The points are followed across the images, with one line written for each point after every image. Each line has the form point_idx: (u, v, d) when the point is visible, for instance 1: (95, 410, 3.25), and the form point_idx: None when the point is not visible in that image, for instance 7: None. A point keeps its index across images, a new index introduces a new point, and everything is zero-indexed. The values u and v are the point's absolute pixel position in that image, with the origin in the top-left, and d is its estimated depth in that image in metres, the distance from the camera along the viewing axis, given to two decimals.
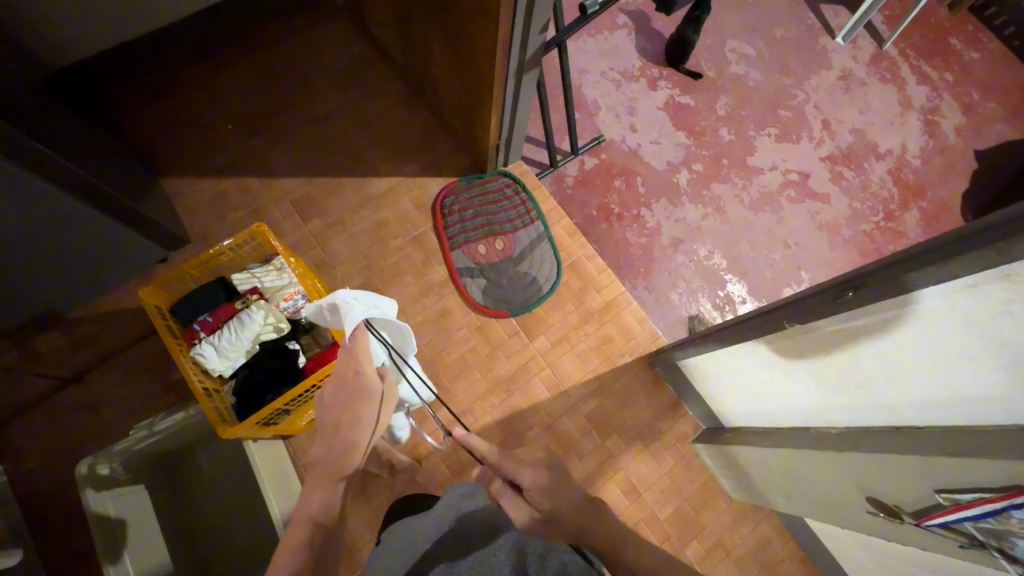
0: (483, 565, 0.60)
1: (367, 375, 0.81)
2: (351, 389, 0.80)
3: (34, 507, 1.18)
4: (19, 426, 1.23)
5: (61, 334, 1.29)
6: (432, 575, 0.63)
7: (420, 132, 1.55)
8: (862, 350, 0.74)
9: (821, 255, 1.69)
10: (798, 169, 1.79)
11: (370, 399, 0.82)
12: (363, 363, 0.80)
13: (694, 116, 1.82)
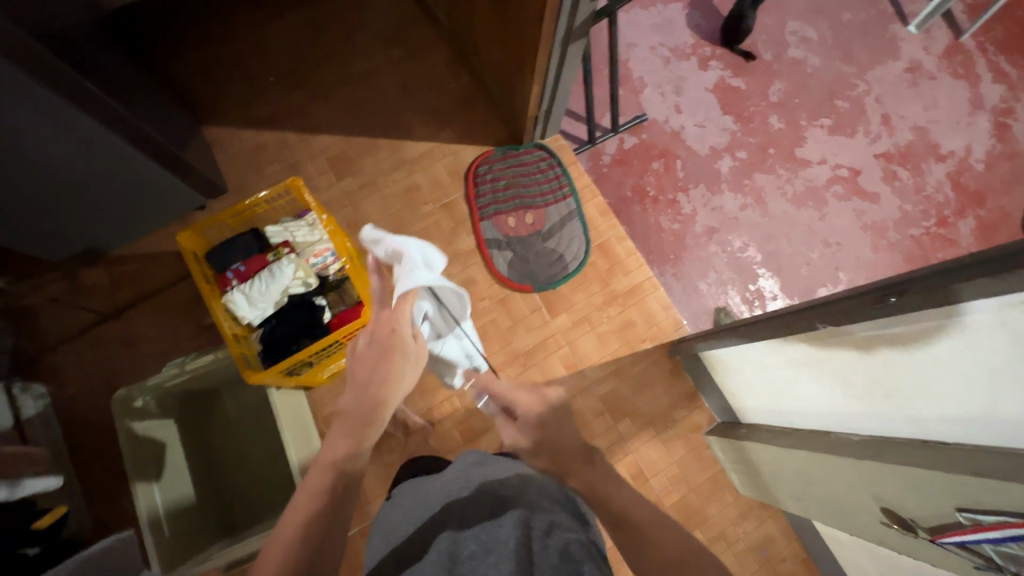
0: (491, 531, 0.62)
1: (405, 333, 0.81)
2: (388, 345, 0.79)
3: (73, 430, 1.26)
4: (62, 353, 1.30)
5: (103, 270, 1.35)
6: (440, 533, 0.65)
7: (459, 97, 1.53)
8: (897, 359, 0.71)
9: (863, 256, 1.62)
10: (849, 165, 1.70)
11: (405, 357, 0.80)
12: (404, 320, 0.81)
13: (744, 100, 1.74)
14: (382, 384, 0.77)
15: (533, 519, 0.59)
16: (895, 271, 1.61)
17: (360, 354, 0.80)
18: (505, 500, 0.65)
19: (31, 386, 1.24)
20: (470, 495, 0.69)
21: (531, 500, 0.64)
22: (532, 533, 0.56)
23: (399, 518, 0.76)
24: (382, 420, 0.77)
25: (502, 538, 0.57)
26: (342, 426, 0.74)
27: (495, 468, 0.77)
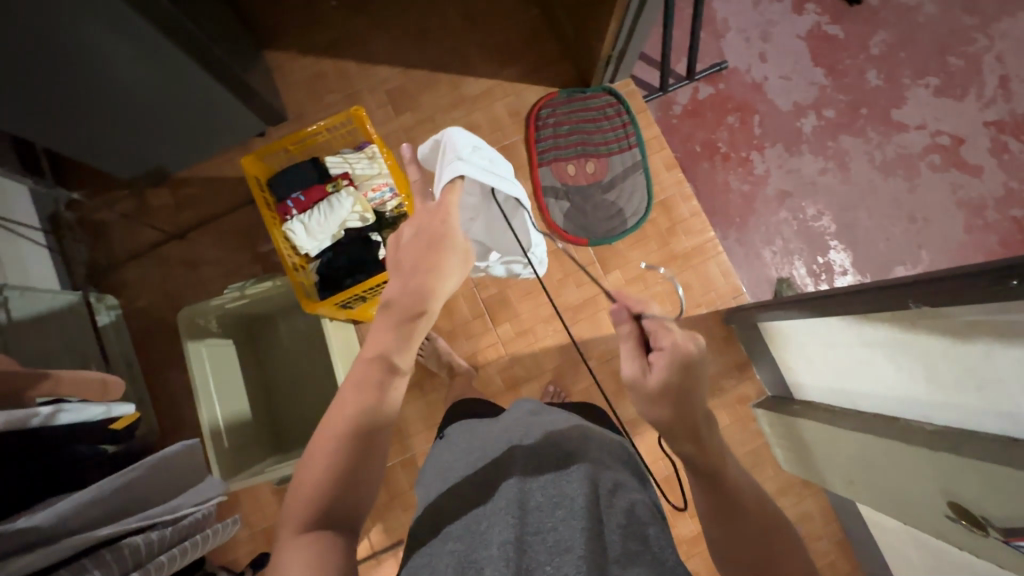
0: (559, 489, 0.62)
1: (457, 228, 0.76)
2: (437, 235, 0.74)
3: (141, 341, 1.34)
4: (131, 268, 1.36)
5: (169, 191, 1.39)
6: (504, 483, 0.66)
7: (526, 32, 1.43)
8: (1000, 351, 0.65)
9: (951, 236, 1.48)
10: (951, 132, 1.52)
11: (453, 249, 0.75)
12: (452, 212, 0.76)
13: (839, 52, 1.57)
14: (429, 275, 0.73)
15: (602, 476, 0.64)
16: (985, 255, 1.47)
17: (405, 244, 0.75)
18: (573, 449, 0.69)
19: (105, 298, 1.30)
20: (537, 442, 0.71)
21: (597, 454, 0.69)
22: (601, 490, 0.62)
23: (454, 459, 0.78)
24: (427, 316, 0.73)
25: (575, 488, 0.61)
26: (387, 317, 0.71)
27: (557, 420, 0.79)
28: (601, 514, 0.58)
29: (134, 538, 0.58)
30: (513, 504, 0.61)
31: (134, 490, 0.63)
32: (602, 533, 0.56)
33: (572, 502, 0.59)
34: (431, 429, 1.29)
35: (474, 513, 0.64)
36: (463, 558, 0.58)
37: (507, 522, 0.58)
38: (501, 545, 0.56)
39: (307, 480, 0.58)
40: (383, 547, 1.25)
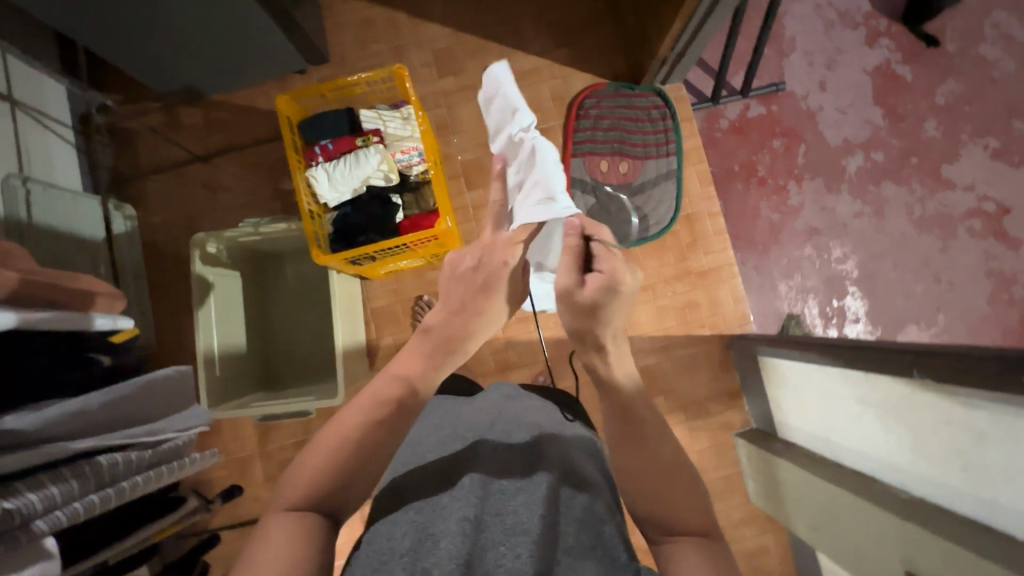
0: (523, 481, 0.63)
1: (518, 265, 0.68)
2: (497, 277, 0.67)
3: (152, 255, 1.35)
4: (152, 182, 1.37)
5: (201, 112, 1.38)
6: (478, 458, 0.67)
7: (585, 15, 1.39)
8: (993, 436, 0.63)
9: (973, 305, 1.45)
10: (999, 200, 1.47)
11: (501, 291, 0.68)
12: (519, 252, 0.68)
13: (903, 94, 1.50)
14: (473, 317, 0.67)
15: (569, 468, 0.66)
16: (1002, 330, 1.44)
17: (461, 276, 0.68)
18: (545, 437, 0.70)
19: (123, 206, 1.31)
20: (512, 428, 0.72)
21: (568, 445, 0.71)
22: (566, 483, 0.64)
23: (432, 427, 0.79)
24: (459, 355, 0.68)
25: (542, 476, 0.62)
26: (423, 342, 0.67)
27: (533, 408, 0.81)
28: (564, 507, 0.60)
29: (113, 453, 0.60)
30: (475, 484, 0.62)
31: (129, 402, 0.65)
32: (562, 526, 0.58)
33: (535, 488, 0.60)
34: None
35: (438, 488, 0.65)
36: (421, 529, 0.58)
37: (469, 500, 0.59)
38: (459, 520, 0.56)
39: (301, 468, 0.57)
40: None
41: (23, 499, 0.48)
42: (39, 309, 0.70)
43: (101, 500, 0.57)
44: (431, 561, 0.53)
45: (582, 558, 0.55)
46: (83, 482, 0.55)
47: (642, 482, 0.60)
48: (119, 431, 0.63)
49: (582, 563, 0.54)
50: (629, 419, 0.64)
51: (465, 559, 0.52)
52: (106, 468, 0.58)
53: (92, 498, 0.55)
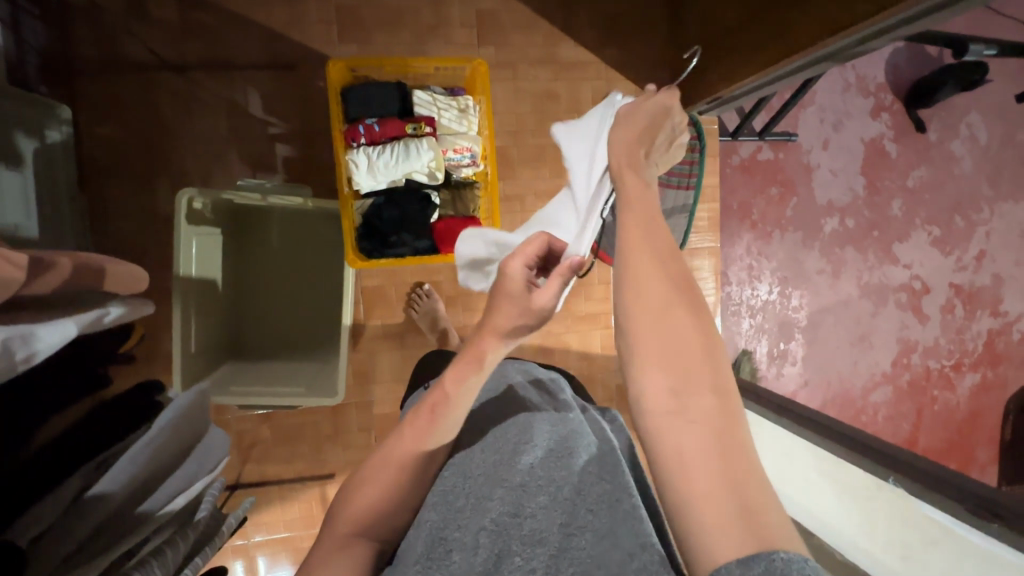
0: (539, 489, 0.59)
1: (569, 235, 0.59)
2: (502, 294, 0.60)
3: (95, 176, 1.10)
4: (100, 83, 1.09)
5: (177, 9, 1.10)
6: (498, 462, 0.63)
7: (645, 17, 1.29)
8: (939, 543, 0.79)
9: (880, 365, 1.71)
10: (925, 281, 1.70)
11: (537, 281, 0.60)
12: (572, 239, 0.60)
13: (885, 170, 1.64)
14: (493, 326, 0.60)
15: (597, 457, 0.63)
16: (894, 388, 1.72)
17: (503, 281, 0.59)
18: (571, 434, 0.66)
19: (61, 107, 1.03)
20: (543, 427, 0.67)
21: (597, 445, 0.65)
22: (593, 471, 0.60)
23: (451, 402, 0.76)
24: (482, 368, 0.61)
25: (563, 478, 0.60)
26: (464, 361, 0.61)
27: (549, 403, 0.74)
28: (594, 497, 0.58)
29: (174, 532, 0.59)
30: (501, 485, 0.60)
31: (177, 451, 0.59)
32: (592, 515, 0.56)
33: (558, 493, 0.59)
34: (397, 382, 1.27)
35: (456, 485, 0.62)
36: (438, 525, 0.59)
37: (491, 507, 0.59)
38: (480, 531, 0.56)
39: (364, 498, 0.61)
40: (313, 474, 1.26)
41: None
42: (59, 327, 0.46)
43: None
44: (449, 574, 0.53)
45: (618, 541, 0.53)
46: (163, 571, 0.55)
47: (660, 321, 0.43)
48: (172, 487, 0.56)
49: (621, 548, 0.51)
50: (651, 246, 0.46)
51: None
52: (163, 555, 0.55)
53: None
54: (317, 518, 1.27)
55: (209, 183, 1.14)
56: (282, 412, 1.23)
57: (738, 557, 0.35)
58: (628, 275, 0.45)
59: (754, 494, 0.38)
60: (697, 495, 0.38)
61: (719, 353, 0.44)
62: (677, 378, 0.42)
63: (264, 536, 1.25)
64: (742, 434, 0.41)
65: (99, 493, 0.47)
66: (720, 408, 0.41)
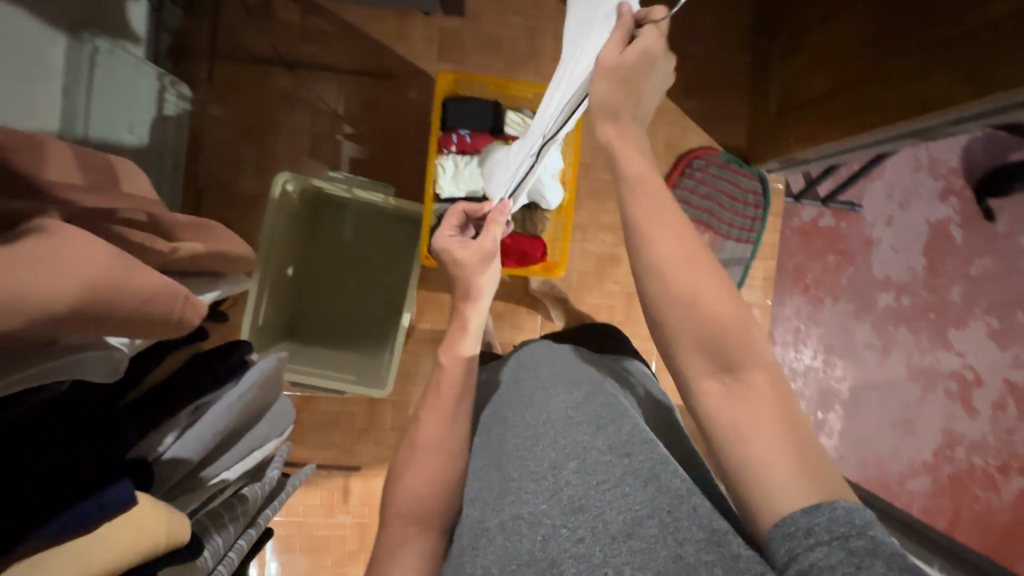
0: (567, 449, 0.55)
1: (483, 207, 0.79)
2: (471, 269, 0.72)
3: (198, 151, 1.19)
4: (219, 69, 1.18)
5: (299, 13, 1.20)
6: (524, 431, 0.60)
7: (727, 76, 1.33)
8: None
9: (921, 453, 1.64)
10: (978, 372, 1.64)
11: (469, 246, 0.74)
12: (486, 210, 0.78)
13: (947, 254, 1.61)
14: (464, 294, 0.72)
15: (616, 402, 0.59)
16: (933, 480, 1.64)
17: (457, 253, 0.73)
18: (581, 380, 0.63)
19: (179, 84, 1.13)
20: (565, 394, 0.61)
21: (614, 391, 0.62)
22: (614, 416, 0.57)
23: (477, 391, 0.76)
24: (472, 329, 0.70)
25: (586, 431, 0.56)
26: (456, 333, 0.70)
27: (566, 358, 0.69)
28: (625, 441, 0.54)
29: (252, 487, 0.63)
30: (524, 462, 0.57)
31: (258, 406, 0.62)
32: (629, 458, 0.52)
33: (586, 453, 0.54)
34: None
35: (489, 476, 0.60)
36: (478, 523, 0.56)
37: (526, 495, 0.54)
38: (514, 518, 0.53)
39: (408, 485, 0.62)
40: (340, 463, 1.28)
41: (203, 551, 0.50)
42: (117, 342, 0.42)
43: (247, 540, 0.60)
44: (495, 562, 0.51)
45: (662, 487, 0.49)
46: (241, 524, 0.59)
47: (687, 308, 0.49)
48: (252, 439, 0.61)
49: (669, 495, 0.48)
50: (669, 240, 0.51)
51: (534, 558, 0.49)
52: (242, 504, 0.59)
53: (252, 531, 0.62)
54: (337, 508, 1.29)
55: (298, 171, 1.22)
56: (323, 398, 1.27)
57: (803, 507, 0.42)
58: (655, 272, 0.50)
59: (806, 442, 0.45)
60: (760, 459, 0.44)
61: (748, 318, 0.49)
62: (716, 360, 0.48)
63: (285, 517, 1.28)
64: (779, 390, 0.47)
65: (181, 454, 0.49)
66: (759, 373, 0.47)
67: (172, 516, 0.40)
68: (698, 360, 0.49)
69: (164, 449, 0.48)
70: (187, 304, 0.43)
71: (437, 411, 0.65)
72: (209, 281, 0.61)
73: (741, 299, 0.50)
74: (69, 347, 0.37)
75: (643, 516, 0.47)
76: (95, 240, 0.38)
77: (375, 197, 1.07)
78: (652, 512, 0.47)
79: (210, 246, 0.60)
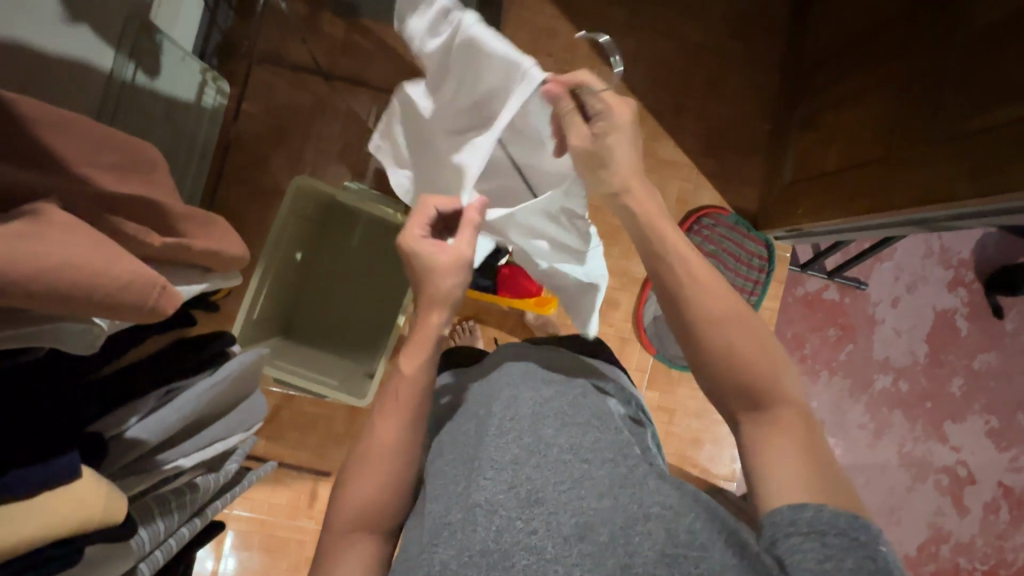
0: (525, 440, 0.56)
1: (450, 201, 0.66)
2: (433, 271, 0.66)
3: (226, 144, 1.24)
4: (259, 71, 1.24)
5: (344, 30, 1.26)
6: (491, 421, 0.59)
7: (746, 140, 1.36)
8: None
9: (905, 545, 1.59)
10: (971, 470, 1.60)
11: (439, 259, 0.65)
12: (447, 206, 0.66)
13: (947, 343, 1.59)
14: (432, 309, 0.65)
15: (582, 405, 0.62)
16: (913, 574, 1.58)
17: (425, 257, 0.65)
18: (555, 381, 0.65)
19: (220, 80, 1.19)
20: (534, 391, 0.62)
21: (583, 390, 0.65)
22: (579, 419, 0.60)
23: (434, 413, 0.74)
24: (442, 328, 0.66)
25: (550, 428, 0.58)
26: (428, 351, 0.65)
27: (543, 362, 0.70)
28: (588, 448, 0.56)
29: (207, 475, 0.65)
30: (488, 446, 0.56)
31: (229, 397, 0.64)
32: (588, 464, 0.55)
33: (547, 453, 0.55)
34: None
35: (452, 469, 0.58)
36: (437, 514, 0.53)
37: (483, 481, 0.53)
38: (470, 509, 0.51)
39: (356, 498, 0.62)
40: (312, 466, 1.28)
41: (139, 534, 0.50)
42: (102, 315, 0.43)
43: (190, 530, 0.61)
44: (447, 560, 0.49)
45: (619, 503, 0.51)
46: (186, 512, 0.59)
47: (733, 343, 0.56)
48: (219, 425, 0.62)
49: (625, 513, 0.50)
50: (689, 260, 0.61)
51: (486, 552, 0.49)
52: (192, 492, 0.60)
53: (197, 521, 0.62)
54: (301, 512, 1.28)
55: (317, 175, 1.26)
56: (305, 398, 1.28)
57: (791, 505, 0.48)
58: (694, 305, 0.59)
59: (810, 437, 0.53)
60: (773, 452, 0.52)
61: (769, 342, 0.57)
62: (729, 361, 0.56)
63: (247, 512, 1.27)
64: (792, 383, 0.56)
65: (140, 437, 0.50)
66: (771, 371, 0.55)
67: (110, 492, 0.41)
68: (716, 361, 0.57)
69: (127, 427, 0.50)
70: (162, 294, 0.44)
71: (393, 417, 0.63)
72: (198, 275, 0.63)
73: (747, 308, 0.59)
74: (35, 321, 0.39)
75: (597, 522, 0.50)
76: (67, 233, 0.39)
77: (383, 211, 1.10)
78: (605, 521, 0.50)
79: (204, 243, 0.62)
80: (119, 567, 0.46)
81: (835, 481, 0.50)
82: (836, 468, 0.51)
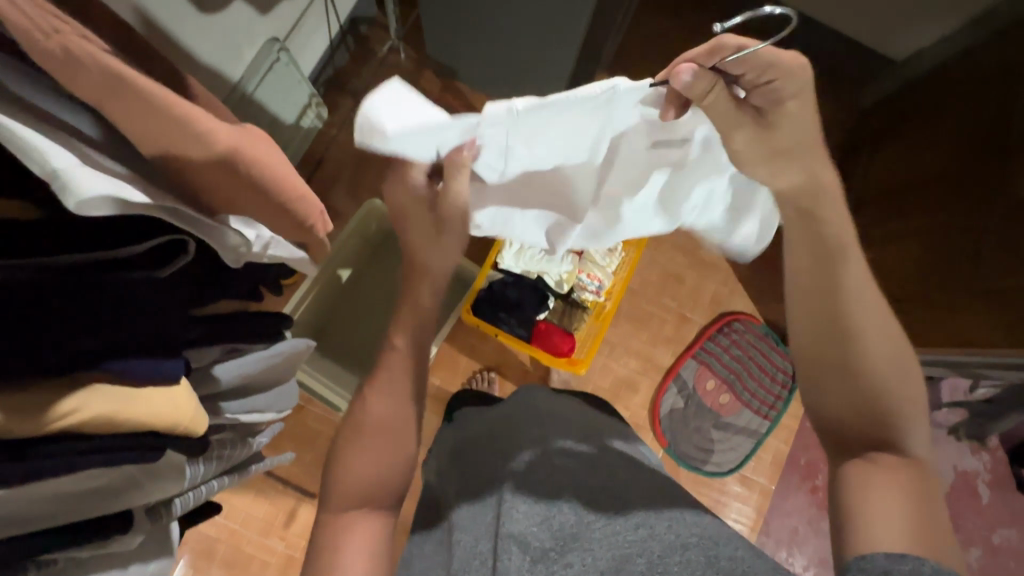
0: (553, 478, 0.62)
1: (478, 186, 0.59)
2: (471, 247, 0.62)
3: (308, 161, 1.35)
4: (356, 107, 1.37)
5: (438, 88, 1.40)
6: (521, 454, 0.67)
7: None
8: None
9: None
10: None
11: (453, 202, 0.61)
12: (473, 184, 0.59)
13: (974, 516, 1.41)
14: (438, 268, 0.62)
15: (607, 453, 0.69)
16: None
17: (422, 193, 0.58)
18: (580, 429, 0.73)
19: (321, 107, 1.31)
20: (565, 436, 0.70)
21: (607, 442, 0.72)
22: (605, 463, 0.66)
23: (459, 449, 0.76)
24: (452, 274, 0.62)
25: (579, 470, 0.64)
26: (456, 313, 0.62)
27: (564, 410, 0.77)
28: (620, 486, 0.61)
29: (244, 440, 0.66)
30: (519, 482, 0.62)
31: (280, 373, 0.67)
32: (623, 501, 0.59)
33: (579, 490, 0.61)
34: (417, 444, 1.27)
35: (485, 502, 0.63)
36: (470, 543, 0.59)
37: (517, 515, 0.57)
38: (504, 537, 0.55)
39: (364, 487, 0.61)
40: (298, 484, 1.25)
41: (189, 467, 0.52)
42: (247, 227, 0.47)
43: (220, 485, 0.62)
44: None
45: (655, 533, 0.54)
46: (222, 465, 0.61)
47: (877, 369, 0.53)
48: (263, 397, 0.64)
49: (662, 544, 0.53)
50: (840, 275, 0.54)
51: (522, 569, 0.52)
52: (232, 449, 0.62)
53: (225, 479, 0.63)
54: (274, 530, 1.23)
55: None
56: (313, 413, 1.27)
57: (887, 553, 0.45)
58: (857, 322, 0.53)
59: (924, 490, 0.50)
60: (874, 495, 0.49)
61: (903, 373, 0.53)
62: (861, 390, 0.53)
63: (221, 519, 1.22)
64: (917, 433, 0.53)
65: (217, 375, 0.54)
66: (893, 410, 0.53)
67: (197, 413, 0.44)
68: (836, 388, 0.55)
69: (210, 364, 0.54)
70: (318, 220, 0.51)
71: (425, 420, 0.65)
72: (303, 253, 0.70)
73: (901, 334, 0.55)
74: (217, 219, 0.45)
75: (633, 554, 0.52)
76: (271, 145, 0.48)
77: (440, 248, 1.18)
78: (641, 552, 0.52)
79: None
80: (169, 490, 0.47)
81: (946, 541, 0.47)
82: (944, 521, 0.48)
